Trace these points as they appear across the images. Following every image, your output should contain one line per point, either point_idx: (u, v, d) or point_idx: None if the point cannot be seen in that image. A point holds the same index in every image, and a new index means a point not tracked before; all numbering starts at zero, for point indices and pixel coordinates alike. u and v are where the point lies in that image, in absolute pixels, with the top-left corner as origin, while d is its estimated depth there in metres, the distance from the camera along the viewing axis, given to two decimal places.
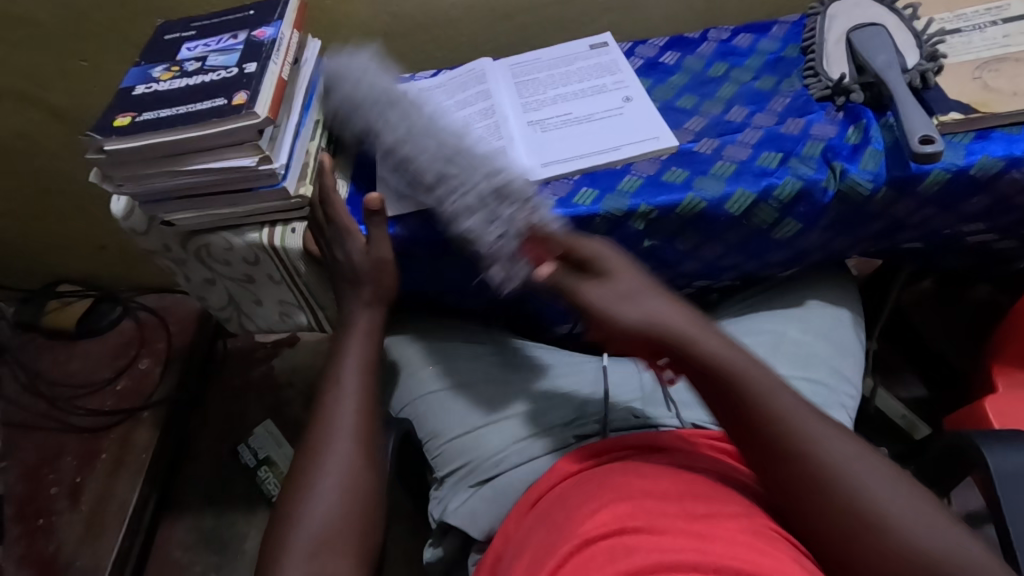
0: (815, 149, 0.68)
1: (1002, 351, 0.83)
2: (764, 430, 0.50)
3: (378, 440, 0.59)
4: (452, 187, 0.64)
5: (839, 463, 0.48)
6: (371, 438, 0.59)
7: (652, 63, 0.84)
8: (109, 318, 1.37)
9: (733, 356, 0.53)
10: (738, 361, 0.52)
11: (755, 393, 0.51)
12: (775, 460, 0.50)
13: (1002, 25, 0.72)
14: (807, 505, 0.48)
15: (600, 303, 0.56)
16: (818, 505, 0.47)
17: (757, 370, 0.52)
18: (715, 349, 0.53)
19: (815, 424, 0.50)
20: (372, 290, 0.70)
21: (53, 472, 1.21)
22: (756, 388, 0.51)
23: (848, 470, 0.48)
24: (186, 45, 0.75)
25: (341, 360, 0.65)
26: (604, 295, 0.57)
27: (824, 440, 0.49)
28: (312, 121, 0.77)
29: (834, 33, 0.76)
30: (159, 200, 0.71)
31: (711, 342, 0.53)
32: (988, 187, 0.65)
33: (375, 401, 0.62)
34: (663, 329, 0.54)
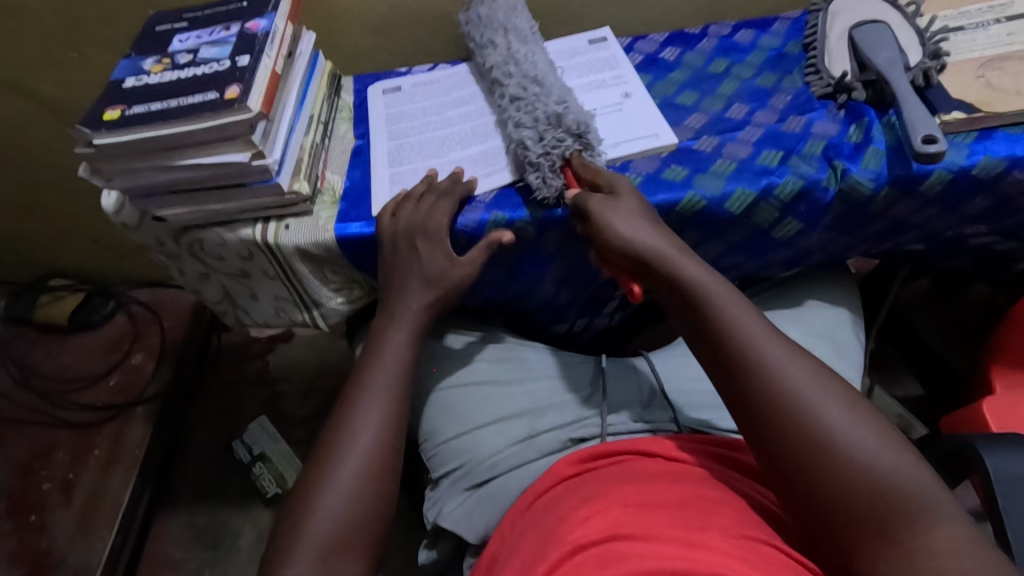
0: (816, 147, 0.67)
1: (1001, 352, 0.83)
2: (746, 362, 0.52)
3: (370, 442, 0.58)
4: (524, 108, 0.70)
5: (817, 408, 0.48)
6: (362, 440, 0.58)
7: (652, 58, 0.83)
8: (102, 313, 1.35)
9: (726, 295, 0.55)
10: (728, 301, 0.55)
11: (738, 333, 0.53)
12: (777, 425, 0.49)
13: (1007, 23, 0.71)
14: (774, 445, 0.49)
15: (616, 224, 0.60)
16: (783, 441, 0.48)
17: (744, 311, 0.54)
18: (709, 286, 0.56)
19: (820, 388, 0.50)
20: (418, 294, 0.66)
21: (45, 468, 1.20)
22: (736, 325, 0.53)
23: (826, 412, 0.48)
24: (178, 37, 0.74)
25: (362, 369, 0.64)
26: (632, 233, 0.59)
27: (806, 385, 0.50)
28: (307, 115, 0.76)
29: (837, 30, 0.75)
30: (150, 195, 0.69)
31: (717, 290, 0.56)
32: (990, 188, 0.65)
33: (365, 403, 0.61)
34: (664, 264, 0.58)
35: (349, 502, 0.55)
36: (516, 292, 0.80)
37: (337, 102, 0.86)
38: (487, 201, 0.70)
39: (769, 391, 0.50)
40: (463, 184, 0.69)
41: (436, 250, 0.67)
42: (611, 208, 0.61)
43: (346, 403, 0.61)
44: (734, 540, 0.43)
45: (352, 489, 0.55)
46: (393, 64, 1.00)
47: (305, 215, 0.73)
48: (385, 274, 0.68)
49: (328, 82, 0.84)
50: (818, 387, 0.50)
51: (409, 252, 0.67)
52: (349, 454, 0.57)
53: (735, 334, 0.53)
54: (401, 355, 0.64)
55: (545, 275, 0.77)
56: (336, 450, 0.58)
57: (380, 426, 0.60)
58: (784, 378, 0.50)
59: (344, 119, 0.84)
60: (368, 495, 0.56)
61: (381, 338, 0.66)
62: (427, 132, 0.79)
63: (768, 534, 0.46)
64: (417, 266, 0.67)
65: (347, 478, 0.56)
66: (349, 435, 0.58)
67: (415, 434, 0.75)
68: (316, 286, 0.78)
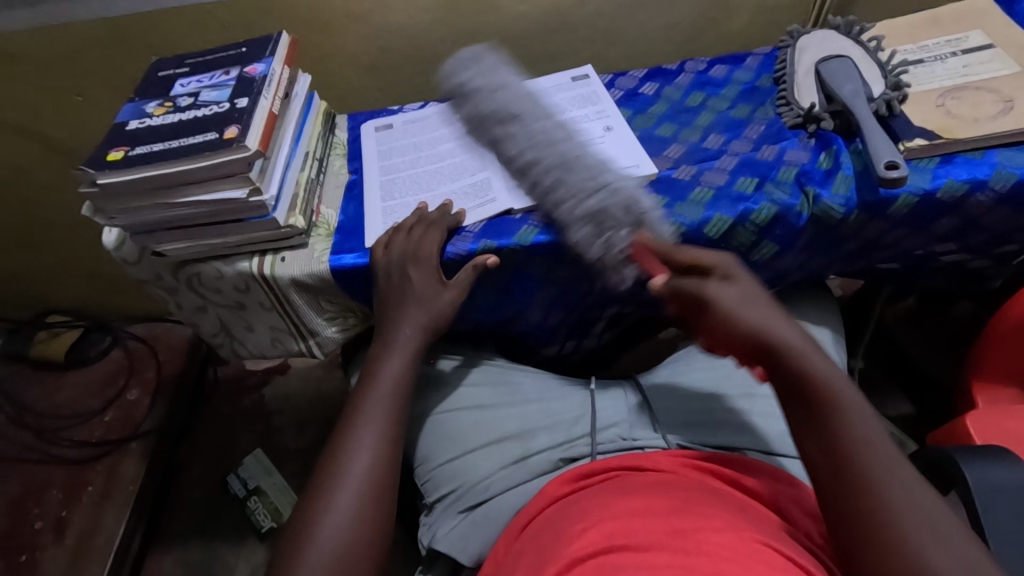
0: (789, 174, 0.71)
1: (980, 366, 0.85)
2: (851, 465, 0.48)
3: (370, 461, 0.60)
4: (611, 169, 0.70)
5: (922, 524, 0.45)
6: (362, 461, 0.60)
7: (632, 93, 0.87)
8: (99, 348, 1.37)
9: (817, 355, 0.54)
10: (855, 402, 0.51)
11: (852, 427, 0.50)
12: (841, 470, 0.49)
13: (962, 55, 0.75)
14: (852, 541, 0.47)
15: (727, 305, 0.57)
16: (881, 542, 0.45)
17: (859, 408, 0.51)
18: (834, 380, 0.52)
19: (893, 463, 0.48)
20: (414, 320, 0.68)
21: (37, 506, 1.19)
22: (850, 416, 0.51)
23: (901, 497, 0.47)
24: (179, 81, 0.77)
25: (361, 392, 0.66)
26: (721, 292, 0.57)
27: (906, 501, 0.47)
28: (302, 153, 0.79)
29: (804, 64, 0.79)
30: (151, 231, 0.72)
31: (811, 354, 0.54)
32: (955, 209, 0.68)
33: (363, 424, 0.62)
34: (779, 341, 0.54)
35: (353, 521, 0.56)
36: (507, 318, 0.82)
37: (331, 139, 0.89)
38: (476, 230, 0.72)
39: (876, 490, 0.47)
40: (451, 216, 0.72)
41: (426, 279, 0.69)
42: (715, 289, 0.58)
43: (345, 426, 0.63)
44: (729, 540, 0.44)
45: (354, 508, 0.57)
46: (385, 101, 1.04)
47: (301, 248, 0.75)
48: (379, 301, 0.71)
49: (323, 121, 0.88)
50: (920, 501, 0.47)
51: (402, 279, 0.69)
52: (350, 475, 0.59)
53: (822, 383, 0.52)
54: (395, 380, 0.66)
55: (534, 301, 0.79)
56: (337, 472, 0.59)
57: (378, 445, 0.61)
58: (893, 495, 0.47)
59: (340, 155, 0.88)
60: (372, 515, 0.57)
61: (378, 363, 0.68)
62: (417, 166, 0.82)
63: (762, 534, 0.47)
64: (410, 293, 0.69)
65: (349, 498, 0.57)
66: (349, 457, 0.60)
67: (409, 459, 0.76)
68: (313, 316, 0.80)
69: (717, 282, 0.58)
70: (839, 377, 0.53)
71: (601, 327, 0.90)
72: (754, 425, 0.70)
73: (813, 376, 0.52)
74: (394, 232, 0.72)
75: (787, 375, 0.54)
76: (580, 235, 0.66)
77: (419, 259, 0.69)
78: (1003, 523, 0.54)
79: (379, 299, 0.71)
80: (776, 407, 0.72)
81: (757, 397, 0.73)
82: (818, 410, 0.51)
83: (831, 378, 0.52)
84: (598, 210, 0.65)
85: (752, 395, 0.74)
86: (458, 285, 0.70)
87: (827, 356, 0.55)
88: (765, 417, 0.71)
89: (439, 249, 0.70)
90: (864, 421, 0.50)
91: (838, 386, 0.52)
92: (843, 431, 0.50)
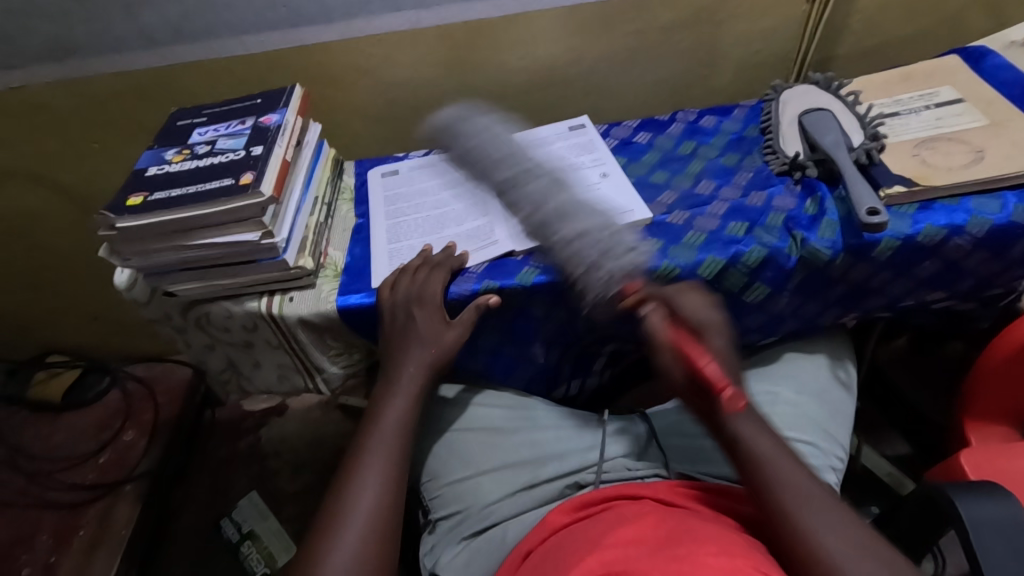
0: (777, 219, 0.74)
1: (971, 405, 0.87)
2: (786, 544, 0.53)
3: (375, 493, 0.61)
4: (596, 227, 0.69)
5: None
6: (368, 490, 0.61)
7: (626, 142, 0.91)
8: (97, 389, 1.37)
9: (750, 424, 0.58)
10: (788, 465, 0.56)
11: (785, 491, 0.55)
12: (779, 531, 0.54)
13: (935, 109, 0.81)
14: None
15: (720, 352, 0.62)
16: None
17: (793, 474, 0.56)
18: (769, 452, 0.57)
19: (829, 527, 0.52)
20: (423, 356, 0.70)
21: (26, 552, 1.17)
22: (788, 481, 0.55)
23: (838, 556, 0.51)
24: (197, 130, 0.82)
25: (367, 425, 0.68)
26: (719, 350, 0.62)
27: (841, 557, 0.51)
28: (312, 197, 0.83)
29: (788, 116, 0.84)
30: (163, 272, 0.74)
31: (743, 424, 0.58)
32: (935, 252, 0.72)
33: (369, 454, 0.64)
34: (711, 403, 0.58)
35: (359, 550, 0.57)
36: (511, 361, 0.84)
37: (338, 184, 0.93)
38: (478, 271, 0.75)
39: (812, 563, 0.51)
40: (454, 258, 0.75)
41: (429, 318, 0.71)
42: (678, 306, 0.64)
43: (353, 456, 0.65)
44: (722, 562, 0.45)
45: (360, 539, 0.58)
46: (390, 148, 1.09)
47: (309, 288, 0.78)
48: (384, 339, 0.72)
49: (332, 167, 0.92)
50: (856, 542, 0.52)
51: (407, 319, 0.71)
52: (355, 508, 0.60)
53: (757, 460, 0.56)
54: (399, 417, 0.68)
55: (535, 341, 0.81)
56: (343, 505, 0.60)
57: (383, 477, 0.63)
58: (836, 557, 0.51)
59: (347, 200, 0.92)
60: (375, 548, 0.58)
61: (382, 400, 0.69)
62: (422, 210, 0.85)
63: (760, 560, 0.47)
64: (414, 332, 0.70)
65: (355, 527, 0.58)
66: (354, 491, 0.61)
67: (415, 477, 0.77)
68: (317, 354, 0.82)
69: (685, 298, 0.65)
70: (768, 442, 0.57)
71: (602, 365, 0.92)
72: None
73: (748, 450, 0.57)
74: (400, 271, 0.74)
75: (732, 457, 0.58)
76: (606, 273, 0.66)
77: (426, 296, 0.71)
78: (1000, 560, 0.55)
79: (383, 335, 0.73)
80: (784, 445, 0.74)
81: None
82: (754, 491, 0.56)
83: (767, 448, 0.57)
84: (609, 239, 0.68)
85: None
86: (461, 322, 0.72)
87: (764, 425, 0.59)
88: None
89: (444, 284, 0.73)
90: (800, 482, 0.55)
91: (759, 446, 0.57)
92: (762, 487, 0.56)
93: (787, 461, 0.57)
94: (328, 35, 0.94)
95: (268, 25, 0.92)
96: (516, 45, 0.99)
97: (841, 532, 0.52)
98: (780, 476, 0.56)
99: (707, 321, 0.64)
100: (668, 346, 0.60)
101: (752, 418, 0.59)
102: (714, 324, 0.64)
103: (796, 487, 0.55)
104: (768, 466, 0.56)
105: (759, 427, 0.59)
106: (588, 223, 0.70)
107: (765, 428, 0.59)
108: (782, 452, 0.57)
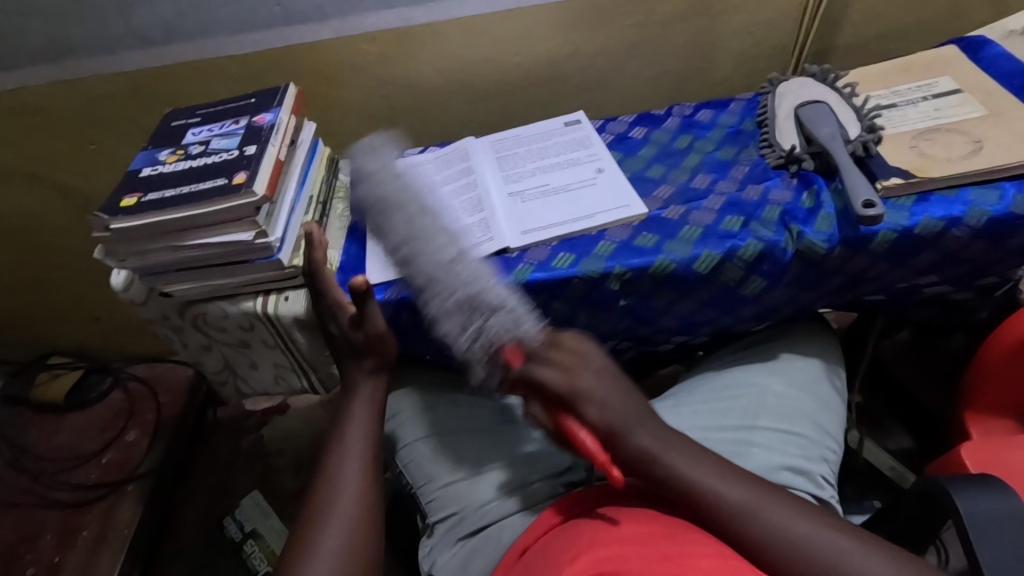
0: (773, 213, 0.74)
1: (972, 398, 0.86)
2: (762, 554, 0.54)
3: (359, 493, 0.62)
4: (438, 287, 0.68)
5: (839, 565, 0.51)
6: (349, 494, 0.62)
7: (622, 137, 0.91)
8: (99, 390, 1.37)
9: (671, 453, 0.60)
10: (721, 484, 0.57)
11: (735, 506, 0.56)
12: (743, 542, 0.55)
13: (933, 100, 0.80)
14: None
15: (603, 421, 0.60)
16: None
17: (736, 493, 0.56)
18: (701, 476, 0.58)
19: (790, 525, 0.54)
20: (375, 359, 0.73)
21: (31, 551, 1.18)
22: (733, 499, 0.56)
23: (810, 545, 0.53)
24: (192, 130, 0.82)
25: (353, 424, 0.68)
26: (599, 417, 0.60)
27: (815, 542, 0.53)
28: (307, 196, 0.83)
29: (784, 109, 0.83)
30: (158, 272, 0.74)
31: (670, 454, 0.60)
32: (933, 244, 0.71)
33: (350, 457, 0.65)
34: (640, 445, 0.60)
35: (344, 550, 0.57)
36: None
37: (334, 182, 0.93)
38: None
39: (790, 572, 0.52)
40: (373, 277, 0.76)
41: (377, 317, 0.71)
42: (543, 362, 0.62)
43: (337, 455, 0.65)
44: (716, 566, 0.45)
45: (346, 538, 0.58)
46: None
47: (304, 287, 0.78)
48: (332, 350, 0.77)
49: (327, 165, 0.92)
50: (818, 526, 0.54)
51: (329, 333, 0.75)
52: (340, 509, 0.60)
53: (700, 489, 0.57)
54: (368, 417, 0.69)
55: None
56: (329, 503, 0.61)
57: (363, 481, 0.63)
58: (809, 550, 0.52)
59: (342, 198, 0.92)
60: (360, 547, 0.58)
61: (353, 403, 0.71)
62: None
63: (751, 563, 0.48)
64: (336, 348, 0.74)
65: (341, 527, 0.59)
66: (341, 491, 0.61)
67: (411, 481, 0.78)
68: (314, 353, 0.83)
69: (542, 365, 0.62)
70: (698, 466, 0.59)
71: None
72: (757, 454, 0.72)
73: (683, 479, 0.58)
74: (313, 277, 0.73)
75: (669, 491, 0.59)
76: (472, 354, 0.67)
77: (403, 301, 0.74)
78: (999, 552, 0.55)
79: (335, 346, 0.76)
80: (779, 439, 0.74)
81: (760, 428, 0.75)
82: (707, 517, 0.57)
83: (698, 471, 0.58)
84: (476, 298, 0.67)
85: (755, 427, 0.75)
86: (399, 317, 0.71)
87: (686, 448, 0.61)
88: (766, 449, 0.73)
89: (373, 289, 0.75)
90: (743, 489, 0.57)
91: (691, 471, 0.58)
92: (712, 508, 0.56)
93: (718, 478, 0.58)
94: (323, 33, 0.94)
95: (262, 24, 0.92)
96: (511, 40, 0.98)
97: (805, 516, 0.55)
98: (726, 500, 0.56)
99: (587, 387, 0.61)
100: (550, 421, 0.63)
101: (670, 445, 0.60)
102: (586, 390, 0.60)
103: (737, 506, 0.56)
104: (709, 492, 0.57)
105: (680, 452, 0.60)
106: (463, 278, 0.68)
107: (686, 453, 0.60)
108: (709, 469, 0.59)
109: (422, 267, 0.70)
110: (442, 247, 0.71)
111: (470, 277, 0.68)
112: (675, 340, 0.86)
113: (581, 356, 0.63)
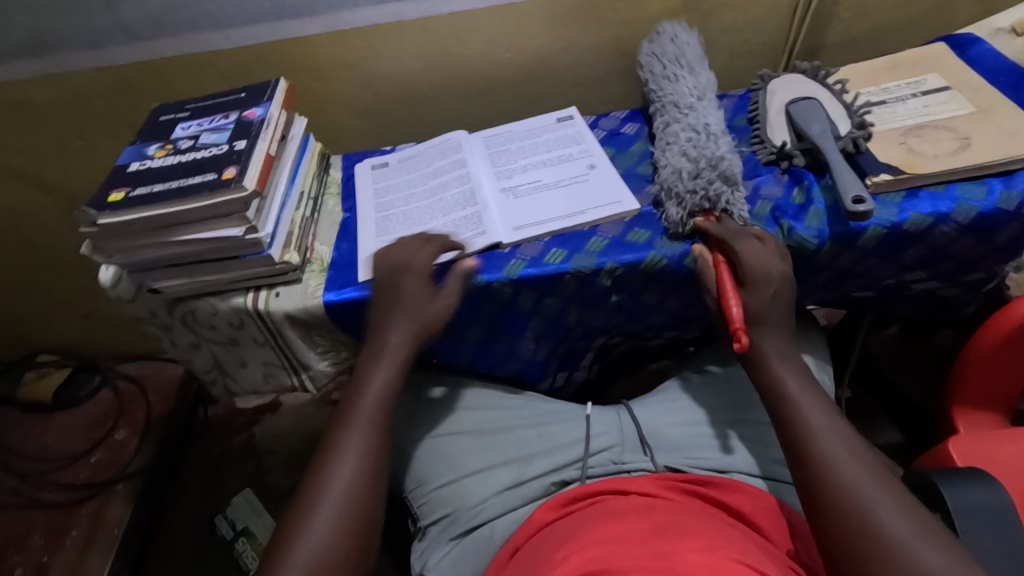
0: (765, 209, 0.75)
1: (959, 392, 0.87)
2: (830, 502, 0.52)
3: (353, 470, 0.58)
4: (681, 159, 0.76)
5: (905, 552, 0.47)
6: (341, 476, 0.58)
7: (614, 133, 0.91)
8: (87, 388, 1.36)
9: (804, 395, 0.60)
10: (833, 433, 0.56)
11: (829, 448, 0.55)
12: (815, 488, 0.54)
13: (921, 96, 0.81)
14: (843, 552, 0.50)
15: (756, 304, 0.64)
16: (855, 552, 0.49)
17: (842, 446, 0.55)
18: (816, 417, 0.57)
19: (869, 484, 0.52)
20: (421, 319, 0.68)
21: (19, 551, 1.16)
22: (830, 446, 0.55)
23: (878, 509, 0.50)
24: (180, 125, 0.81)
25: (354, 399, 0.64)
26: (758, 299, 0.65)
27: (886, 513, 0.49)
28: (298, 192, 0.82)
29: (775, 105, 0.84)
30: (146, 269, 0.73)
31: (800, 390, 0.60)
32: (922, 239, 0.72)
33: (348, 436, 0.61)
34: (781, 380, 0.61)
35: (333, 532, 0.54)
36: (500, 359, 0.84)
37: (325, 178, 0.92)
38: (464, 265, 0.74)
39: (853, 542, 0.49)
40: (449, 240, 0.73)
41: (416, 288, 0.69)
42: (745, 239, 0.68)
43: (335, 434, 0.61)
44: (705, 558, 0.45)
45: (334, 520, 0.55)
46: (378, 142, 1.08)
47: (295, 283, 0.78)
48: (376, 309, 0.70)
49: (319, 161, 0.92)
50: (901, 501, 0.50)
51: (394, 289, 0.69)
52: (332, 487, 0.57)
53: (809, 430, 0.57)
54: None
55: (524, 334, 0.80)
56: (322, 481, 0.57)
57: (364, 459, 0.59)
58: (882, 519, 0.49)
59: (333, 194, 0.91)
60: (354, 527, 0.55)
61: None
62: (411, 202, 0.85)
63: (741, 554, 0.48)
64: (399, 302, 0.68)
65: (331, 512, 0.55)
66: (335, 467, 0.58)
67: (402, 484, 0.78)
68: (305, 350, 0.82)
69: (750, 242, 0.68)
70: (820, 411, 0.58)
71: (591, 361, 0.92)
72: (744, 449, 0.73)
73: (797, 415, 0.58)
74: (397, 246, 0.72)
75: (780, 426, 0.60)
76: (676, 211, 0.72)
77: None
78: (983, 543, 0.56)
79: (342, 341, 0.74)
80: (767, 432, 0.74)
81: (750, 422, 0.75)
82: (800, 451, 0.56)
83: (818, 417, 0.57)
84: (711, 162, 0.74)
85: (745, 421, 0.75)
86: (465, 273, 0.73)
87: (823, 395, 0.60)
88: (757, 443, 0.73)
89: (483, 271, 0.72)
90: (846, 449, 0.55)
91: (804, 405, 0.59)
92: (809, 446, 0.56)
93: (833, 438, 0.56)
94: (313, 28, 0.93)
95: (252, 18, 0.91)
96: (503, 36, 0.98)
97: (886, 486, 0.52)
98: (826, 450, 0.55)
99: (752, 272, 0.65)
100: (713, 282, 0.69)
101: (810, 391, 0.60)
102: (769, 279, 0.65)
103: (828, 457, 0.54)
104: (815, 435, 0.56)
105: (814, 396, 0.60)
106: (725, 153, 0.75)
107: (821, 398, 0.60)
108: (828, 419, 0.58)
109: (688, 136, 0.79)
110: (680, 123, 0.81)
111: (721, 151, 0.75)
112: (666, 335, 0.87)
113: (778, 256, 0.67)
